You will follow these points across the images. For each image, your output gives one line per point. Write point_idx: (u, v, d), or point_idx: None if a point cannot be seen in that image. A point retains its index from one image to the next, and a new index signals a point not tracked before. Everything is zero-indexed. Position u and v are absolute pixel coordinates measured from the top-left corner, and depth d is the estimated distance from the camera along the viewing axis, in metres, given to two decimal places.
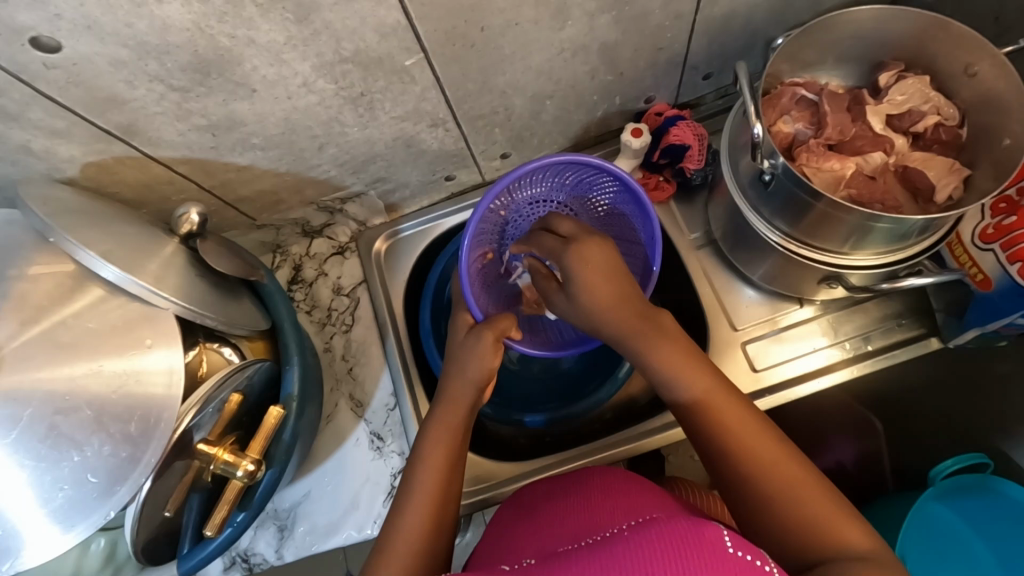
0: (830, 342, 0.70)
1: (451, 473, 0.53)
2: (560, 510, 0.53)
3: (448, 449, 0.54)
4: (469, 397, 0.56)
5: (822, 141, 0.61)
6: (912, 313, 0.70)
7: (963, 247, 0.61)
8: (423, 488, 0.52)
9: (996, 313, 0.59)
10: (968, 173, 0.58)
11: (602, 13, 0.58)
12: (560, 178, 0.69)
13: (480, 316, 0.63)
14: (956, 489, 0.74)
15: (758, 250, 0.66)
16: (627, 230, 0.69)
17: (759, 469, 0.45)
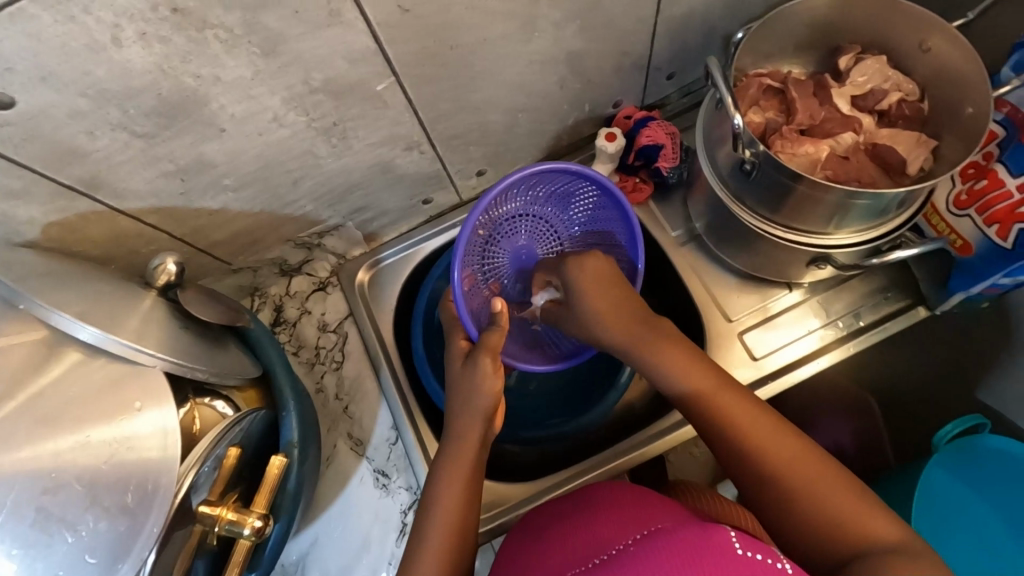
0: (822, 323, 0.71)
1: (463, 515, 0.51)
2: (574, 526, 0.52)
3: (466, 485, 0.52)
4: (475, 433, 0.53)
5: (793, 127, 0.62)
6: (898, 285, 0.71)
7: (939, 215, 0.63)
8: (452, 528, 0.50)
9: (977, 277, 0.61)
10: (935, 144, 0.60)
11: (568, 23, 0.58)
12: (538, 190, 0.68)
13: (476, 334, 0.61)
14: (956, 452, 0.75)
15: (744, 239, 0.66)
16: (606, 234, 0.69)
17: (758, 443, 0.46)
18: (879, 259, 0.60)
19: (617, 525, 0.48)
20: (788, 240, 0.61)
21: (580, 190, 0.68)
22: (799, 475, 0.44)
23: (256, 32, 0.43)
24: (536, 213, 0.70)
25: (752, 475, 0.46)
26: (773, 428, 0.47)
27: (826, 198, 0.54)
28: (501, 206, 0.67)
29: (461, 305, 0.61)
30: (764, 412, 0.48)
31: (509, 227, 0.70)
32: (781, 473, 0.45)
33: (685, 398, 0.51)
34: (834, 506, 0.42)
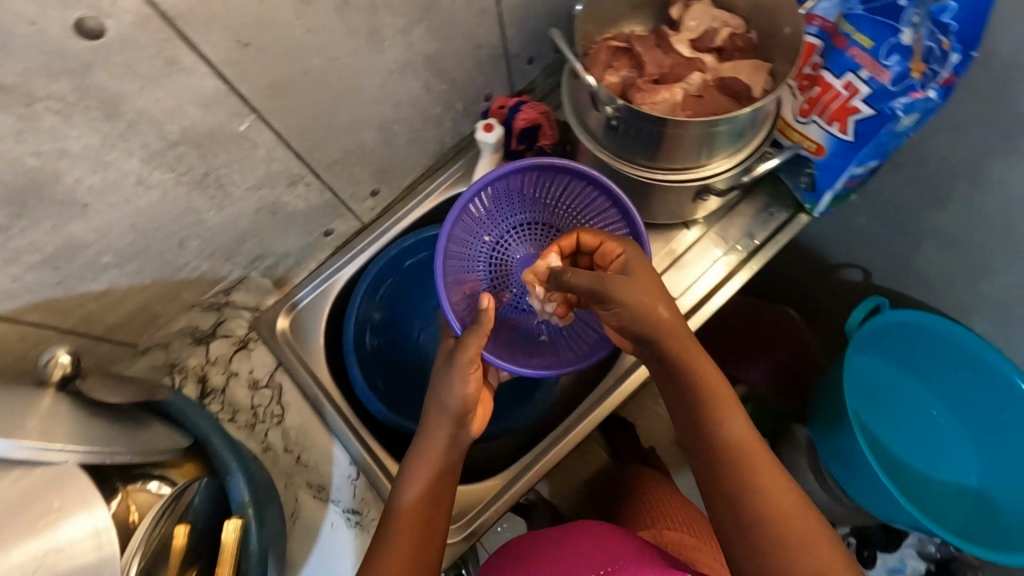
0: (723, 251, 0.76)
1: (425, 528, 0.53)
2: (546, 556, 0.55)
3: (428, 492, 0.54)
4: (439, 435, 0.55)
5: (647, 79, 0.66)
6: (778, 199, 0.77)
7: (789, 127, 0.67)
8: (414, 535, 0.52)
9: (836, 172, 0.66)
10: (770, 66, 0.66)
11: (414, 27, 0.60)
12: (534, 194, 0.72)
13: (457, 328, 0.64)
14: (875, 334, 0.84)
15: (634, 191, 0.70)
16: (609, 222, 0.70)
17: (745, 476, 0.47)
18: (750, 176, 0.65)
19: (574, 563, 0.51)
20: (671, 180, 0.65)
21: (575, 184, 0.69)
22: (786, 527, 0.44)
23: (91, 95, 0.42)
24: (549, 207, 0.72)
25: (740, 511, 0.46)
26: (771, 475, 0.47)
27: (688, 132, 0.59)
28: (485, 214, 0.71)
29: (444, 303, 0.64)
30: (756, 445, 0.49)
31: (509, 237, 0.73)
32: (757, 508, 0.45)
33: (705, 424, 0.50)
34: (804, 560, 0.43)
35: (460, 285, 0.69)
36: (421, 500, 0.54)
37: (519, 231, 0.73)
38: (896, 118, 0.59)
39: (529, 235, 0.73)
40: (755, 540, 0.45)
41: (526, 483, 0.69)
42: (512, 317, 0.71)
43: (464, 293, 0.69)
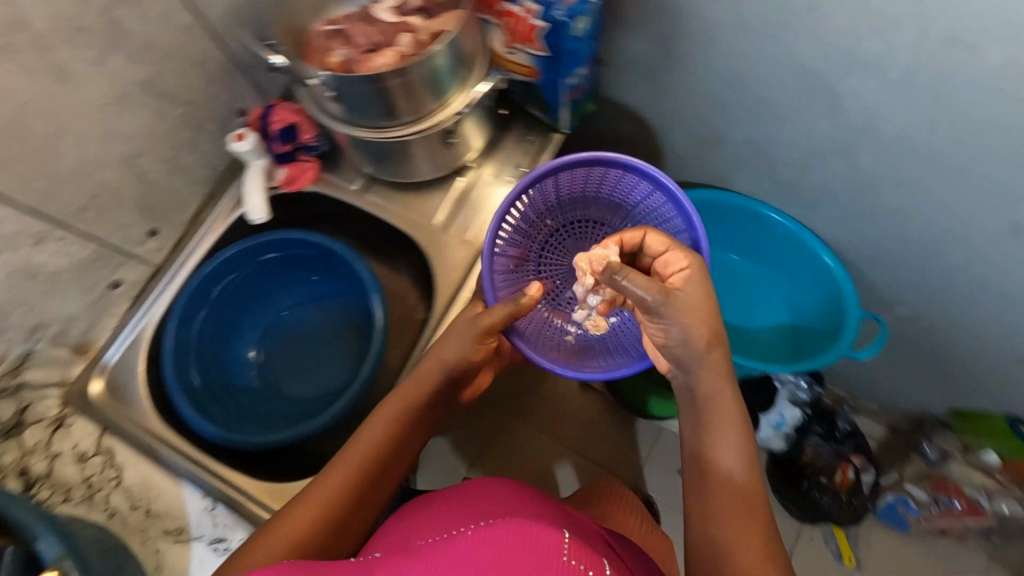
0: (499, 184, 0.83)
1: (361, 477, 0.60)
2: (459, 489, 0.60)
3: (380, 449, 0.62)
4: (421, 390, 0.65)
5: (363, 53, 0.71)
6: (531, 127, 0.85)
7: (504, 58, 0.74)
8: (354, 475, 0.60)
9: (553, 86, 0.75)
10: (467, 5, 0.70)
11: (108, 56, 0.61)
12: (589, 183, 0.76)
13: (491, 299, 0.69)
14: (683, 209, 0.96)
15: (395, 153, 0.76)
16: (666, 225, 0.72)
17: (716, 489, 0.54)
18: (467, 105, 0.71)
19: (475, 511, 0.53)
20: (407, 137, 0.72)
21: (634, 188, 0.74)
22: (738, 539, 0.51)
23: None
24: (592, 204, 0.79)
25: (716, 514, 0.53)
26: (752, 511, 0.52)
27: (415, 82, 0.66)
28: (557, 195, 0.77)
29: (484, 275, 0.69)
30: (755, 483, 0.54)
31: (568, 230, 0.81)
32: (716, 508, 0.53)
33: (731, 480, 0.54)
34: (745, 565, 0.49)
35: (512, 252, 0.75)
36: (384, 443, 0.62)
37: (574, 227, 0.81)
38: (569, 20, 0.66)
39: (583, 226, 0.81)
40: (714, 537, 0.52)
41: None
42: (546, 309, 0.77)
43: (502, 261, 0.73)
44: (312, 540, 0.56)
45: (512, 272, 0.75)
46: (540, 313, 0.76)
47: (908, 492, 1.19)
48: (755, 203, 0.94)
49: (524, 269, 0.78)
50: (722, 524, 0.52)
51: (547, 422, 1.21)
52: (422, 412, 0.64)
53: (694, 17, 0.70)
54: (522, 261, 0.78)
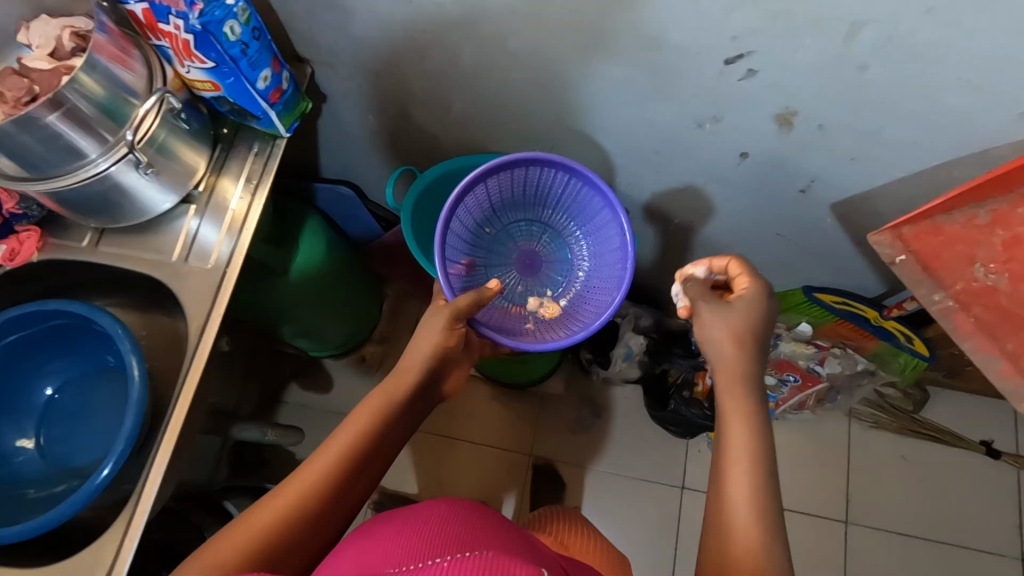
0: (230, 199, 0.83)
1: (324, 489, 0.62)
2: (410, 507, 0.61)
3: (348, 462, 0.65)
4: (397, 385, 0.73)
5: (20, 104, 0.67)
6: (254, 139, 0.86)
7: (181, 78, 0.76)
8: (330, 483, 0.63)
9: (241, 93, 0.76)
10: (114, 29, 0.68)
11: None
12: (495, 188, 0.95)
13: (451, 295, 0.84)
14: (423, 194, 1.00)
15: (98, 197, 0.73)
16: (592, 207, 0.94)
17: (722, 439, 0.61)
18: (133, 129, 0.69)
19: (439, 535, 0.52)
20: (114, 168, 0.70)
21: (588, 206, 0.95)
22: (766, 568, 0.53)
23: None
24: (535, 202, 0.99)
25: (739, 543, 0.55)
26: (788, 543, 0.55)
27: (83, 110, 0.65)
28: (490, 201, 0.96)
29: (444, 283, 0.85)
30: (742, 450, 0.59)
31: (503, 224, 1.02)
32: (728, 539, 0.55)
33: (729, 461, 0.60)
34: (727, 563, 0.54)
35: (465, 261, 0.96)
36: (371, 437, 0.67)
37: (507, 221, 1.01)
38: (207, 27, 0.67)
39: (514, 228, 1.02)
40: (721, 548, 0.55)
41: (147, 498, 0.71)
42: (508, 306, 0.98)
43: (455, 269, 0.94)
44: (291, 526, 0.59)
45: (472, 276, 0.97)
46: (506, 308, 0.97)
47: None
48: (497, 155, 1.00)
49: (464, 261, 0.97)
50: (723, 497, 0.58)
51: (446, 427, 1.43)
52: (398, 412, 0.71)
53: None
54: (474, 265, 0.98)
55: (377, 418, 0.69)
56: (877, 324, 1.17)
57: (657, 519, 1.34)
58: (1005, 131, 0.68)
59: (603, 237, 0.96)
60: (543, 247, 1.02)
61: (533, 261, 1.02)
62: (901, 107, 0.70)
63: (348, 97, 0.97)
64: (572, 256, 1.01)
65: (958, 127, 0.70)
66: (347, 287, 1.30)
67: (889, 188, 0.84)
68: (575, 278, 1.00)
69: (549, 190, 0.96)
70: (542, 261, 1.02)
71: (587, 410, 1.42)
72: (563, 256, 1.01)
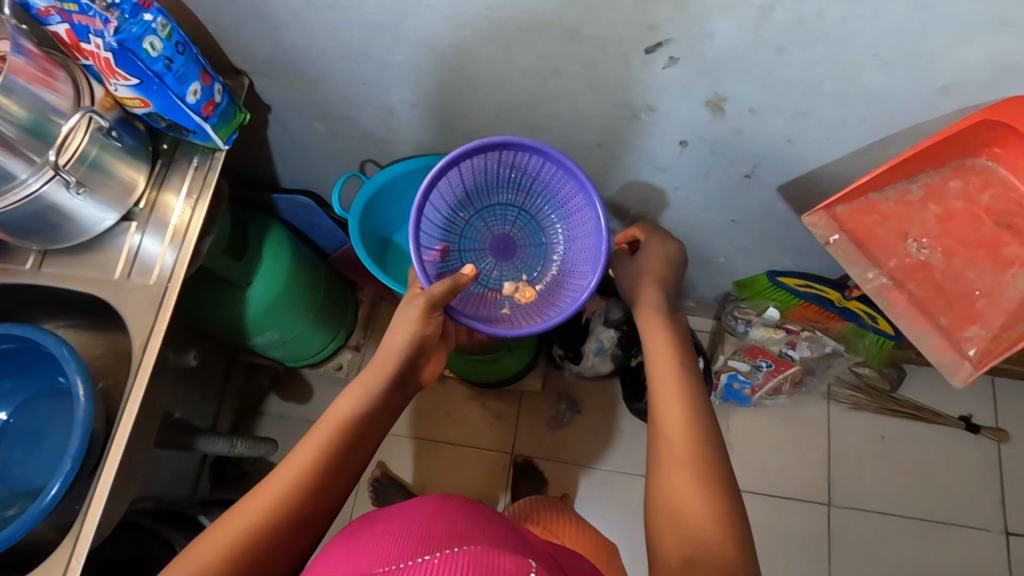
0: (170, 213, 0.83)
1: (303, 485, 0.59)
2: (397, 504, 0.54)
3: (327, 457, 0.61)
4: (376, 375, 0.70)
5: None
6: (194, 153, 0.87)
7: (111, 97, 0.76)
8: (306, 479, 0.59)
9: (172, 107, 0.77)
10: (29, 48, 0.67)
11: None
12: (472, 171, 0.86)
13: (426, 282, 0.79)
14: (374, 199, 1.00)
15: (33, 220, 0.73)
16: (570, 192, 0.86)
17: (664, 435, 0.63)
18: (57, 150, 0.68)
19: (430, 529, 0.45)
20: (45, 187, 0.70)
21: (567, 191, 0.86)
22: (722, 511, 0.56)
23: None
24: (509, 185, 0.90)
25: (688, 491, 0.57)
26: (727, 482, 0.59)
27: (6, 133, 0.65)
28: (464, 185, 0.87)
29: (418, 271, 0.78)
30: (686, 445, 0.61)
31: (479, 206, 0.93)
32: (673, 492, 0.58)
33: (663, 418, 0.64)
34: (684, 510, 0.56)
35: (438, 247, 0.89)
36: (351, 428, 0.64)
37: (483, 202, 0.92)
38: (123, 44, 0.68)
39: (490, 210, 0.93)
40: (675, 504, 0.57)
41: (91, 517, 0.72)
42: (483, 292, 0.90)
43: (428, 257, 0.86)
44: (275, 527, 0.56)
45: (446, 263, 0.89)
46: (481, 294, 0.90)
47: (733, 368, 1.31)
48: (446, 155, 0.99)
49: (437, 247, 0.89)
50: (664, 455, 0.61)
51: (431, 428, 1.42)
52: (378, 402, 0.68)
53: None
54: (446, 251, 0.90)
55: (357, 411, 0.65)
56: (841, 305, 1.15)
57: (637, 510, 1.33)
58: (927, 106, 0.69)
59: (579, 223, 0.87)
60: (517, 229, 0.94)
61: (506, 244, 0.94)
62: (825, 87, 0.70)
63: (294, 107, 0.98)
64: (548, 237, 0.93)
65: (884, 105, 0.71)
66: (325, 297, 1.30)
67: (831, 169, 0.83)
68: (552, 263, 0.92)
69: (522, 176, 0.88)
70: (518, 243, 0.94)
71: (564, 405, 1.41)
72: (538, 239, 0.94)
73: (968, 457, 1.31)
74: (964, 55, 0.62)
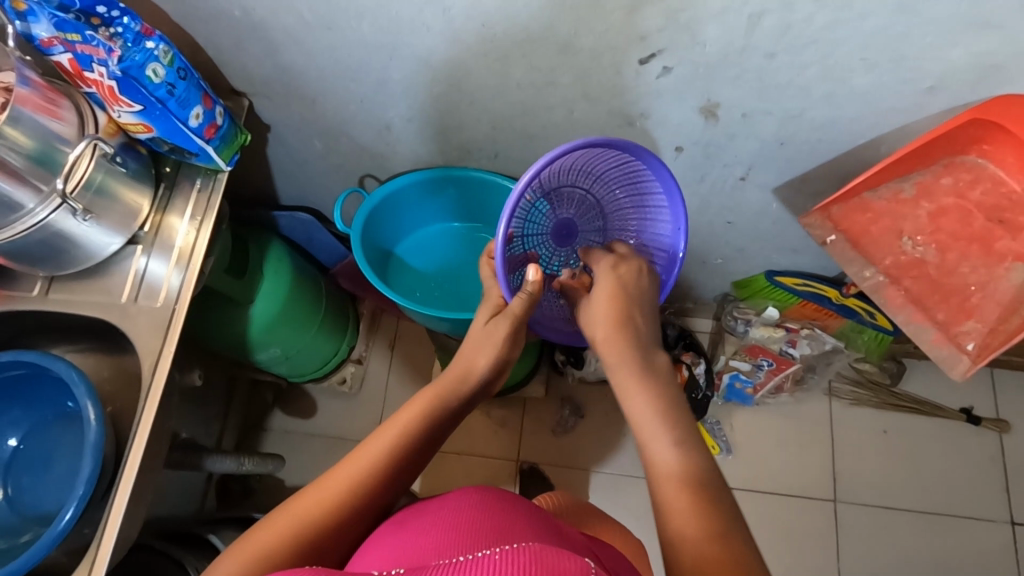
0: (175, 236, 0.84)
1: (373, 481, 0.59)
2: (441, 501, 0.59)
3: (399, 459, 0.62)
4: (454, 380, 0.71)
5: None
6: (197, 176, 0.88)
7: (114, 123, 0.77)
8: (370, 477, 0.59)
9: (175, 131, 0.77)
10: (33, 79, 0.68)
11: None
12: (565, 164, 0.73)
13: (508, 294, 0.77)
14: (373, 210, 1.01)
15: (41, 248, 0.74)
16: (652, 200, 0.79)
17: (659, 504, 0.53)
18: (63, 178, 0.70)
19: (477, 524, 0.50)
20: (53, 216, 0.71)
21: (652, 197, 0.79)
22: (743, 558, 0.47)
23: None
24: (592, 171, 0.78)
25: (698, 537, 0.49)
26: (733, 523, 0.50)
27: (14, 163, 0.66)
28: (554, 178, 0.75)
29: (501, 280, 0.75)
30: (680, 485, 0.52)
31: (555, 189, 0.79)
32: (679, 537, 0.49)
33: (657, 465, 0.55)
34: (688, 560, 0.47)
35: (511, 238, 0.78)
36: (419, 434, 0.64)
37: (562, 183, 0.78)
38: (127, 72, 0.70)
39: (564, 191, 0.80)
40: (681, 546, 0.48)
41: (107, 541, 0.72)
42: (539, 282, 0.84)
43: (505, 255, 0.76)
44: (337, 520, 0.56)
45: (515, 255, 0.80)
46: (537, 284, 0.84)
47: (734, 368, 1.32)
48: (447, 168, 1.00)
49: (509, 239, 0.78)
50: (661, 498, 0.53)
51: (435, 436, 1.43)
52: (448, 411, 0.68)
53: (286, 15, 0.76)
54: (513, 239, 0.79)
55: (426, 418, 0.65)
56: (839, 303, 1.17)
57: (645, 513, 1.34)
58: (914, 106, 0.71)
59: (658, 217, 0.81)
60: (585, 214, 0.84)
61: (570, 228, 0.84)
62: (814, 90, 0.72)
63: (292, 125, 0.99)
64: (613, 226, 0.84)
65: (873, 105, 0.72)
66: (326, 310, 1.30)
67: (823, 169, 0.85)
68: None
69: (612, 165, 0.77)
70: (581, 228, 0.84)
71: (568, 410, 1.42)
72: (602, 229, 0.85)
73: (969, 447, 1.32)
74: (949, 56, 0.64)
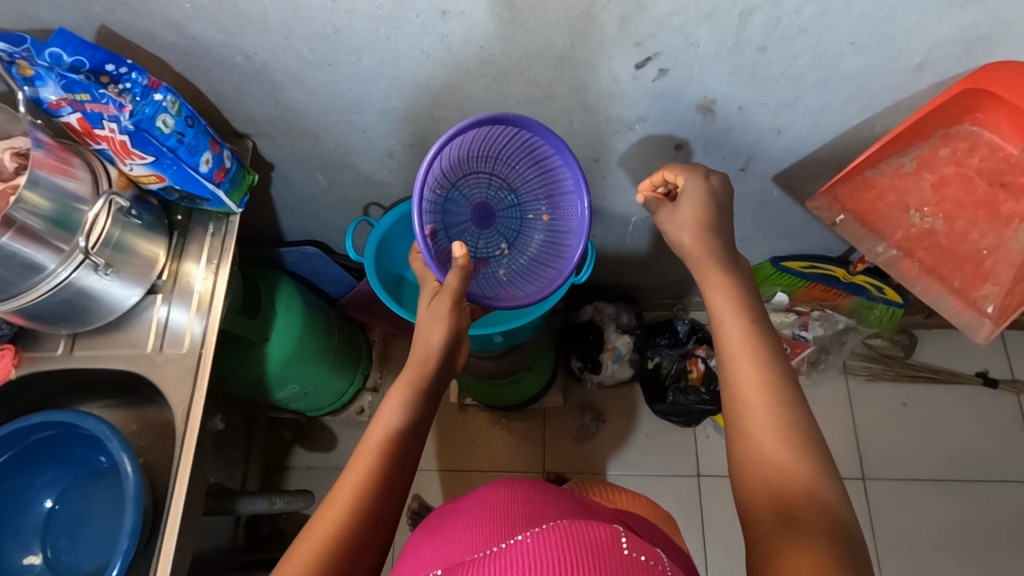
0: (195, 281, 0.85)
1: (380, 482, 0.60)
2: (470, 495, 0.60)
3: (399, 460, 0.62)
4: (436, 360, 0.70)
5: None
6: (208, 220, 0.89)
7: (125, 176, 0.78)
8: (380, 486, 0.60)
9: (186, 178, 0.78)
10: (44, 139, 0.69)
11: None
12: (461, 146, 0.76)
13: (440, 274, 0.74)
14: (385, 236, 1.02)
15: (66, 307, 0.75)
16: (553, 164, 0.80)
17: (740, 408, 0.55)
18: (84, 236, 0.71)
19: (509, 512, 0.51)
20: (74, 274, 0.72)
21: (550, 162, 0.80)
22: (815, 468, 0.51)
23: None
24: (493, 154, 0.80)
25: (774, 451, 0.52)
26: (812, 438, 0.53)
27: (35, 227, 0.67)
28: (456, 161, 0.77)
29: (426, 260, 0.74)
30: (763, 390, 0.55)
31: (462, 179, 0.81)
32: (756, 447, 0.53)
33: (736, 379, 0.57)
34: (770, 467, 0.51)
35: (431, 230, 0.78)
36: (409, 429, 0.64)
37: (465, 173, 0.80)
38: (139, 125, 0.71)
39: (471, 179, 0.82)
40: (762, 453, 0.52)
41: None
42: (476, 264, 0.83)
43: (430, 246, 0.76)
44: (351, 533, 0.57)
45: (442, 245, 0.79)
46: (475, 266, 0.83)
47: None
48: None
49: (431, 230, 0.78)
50: (741, 413, 0.55)
51: (460, 453, 1.43)
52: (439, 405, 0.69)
53: (285, 56, 0.78)
54: (435, 232, 0.79)
55: (411, 406, 0.66)
56: (847, 281, 1.18)
57: (677, 510, 1.34)
58: (905, 83, 0.73)
59: (563, 180, 0.80)
60: (499, 196, 0.85)
61: (489, 212, 0.85)
62: (807, 78, 0.74)
63: (295, 161, 1.00)
64: (526, 199, 0.85)
65: (865, 86, 0.74)
66: (338, 341, 1.31)
67: (821, 153, 0.87)
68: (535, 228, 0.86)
69: (508, 143, 0.79)
70: (497, 210, 0.85)
71: (589, 417, 1.42)
72: (517, 203, 0.85)
73: (989, 410, 1.33)
74: (936, 32, 0.66)
